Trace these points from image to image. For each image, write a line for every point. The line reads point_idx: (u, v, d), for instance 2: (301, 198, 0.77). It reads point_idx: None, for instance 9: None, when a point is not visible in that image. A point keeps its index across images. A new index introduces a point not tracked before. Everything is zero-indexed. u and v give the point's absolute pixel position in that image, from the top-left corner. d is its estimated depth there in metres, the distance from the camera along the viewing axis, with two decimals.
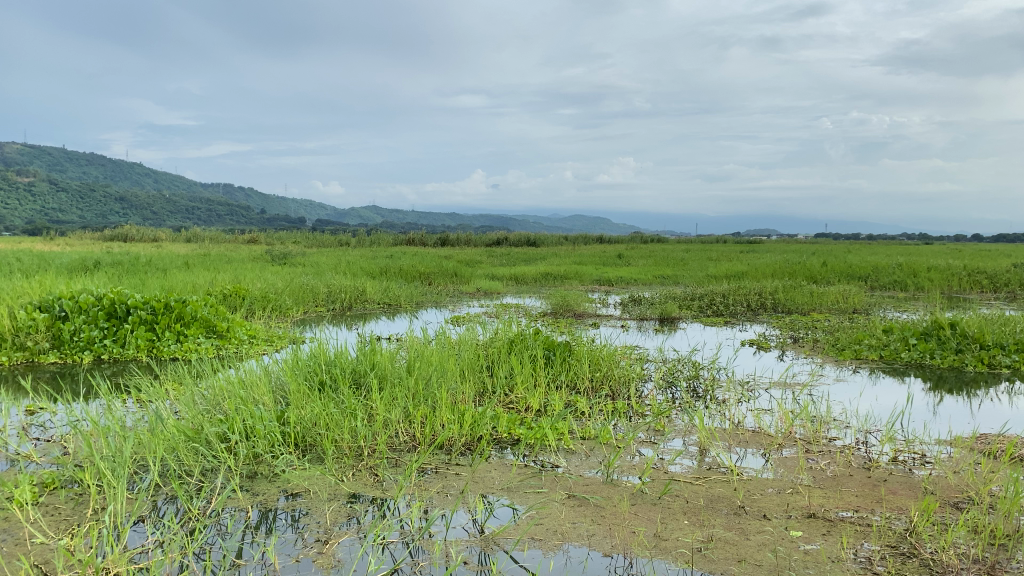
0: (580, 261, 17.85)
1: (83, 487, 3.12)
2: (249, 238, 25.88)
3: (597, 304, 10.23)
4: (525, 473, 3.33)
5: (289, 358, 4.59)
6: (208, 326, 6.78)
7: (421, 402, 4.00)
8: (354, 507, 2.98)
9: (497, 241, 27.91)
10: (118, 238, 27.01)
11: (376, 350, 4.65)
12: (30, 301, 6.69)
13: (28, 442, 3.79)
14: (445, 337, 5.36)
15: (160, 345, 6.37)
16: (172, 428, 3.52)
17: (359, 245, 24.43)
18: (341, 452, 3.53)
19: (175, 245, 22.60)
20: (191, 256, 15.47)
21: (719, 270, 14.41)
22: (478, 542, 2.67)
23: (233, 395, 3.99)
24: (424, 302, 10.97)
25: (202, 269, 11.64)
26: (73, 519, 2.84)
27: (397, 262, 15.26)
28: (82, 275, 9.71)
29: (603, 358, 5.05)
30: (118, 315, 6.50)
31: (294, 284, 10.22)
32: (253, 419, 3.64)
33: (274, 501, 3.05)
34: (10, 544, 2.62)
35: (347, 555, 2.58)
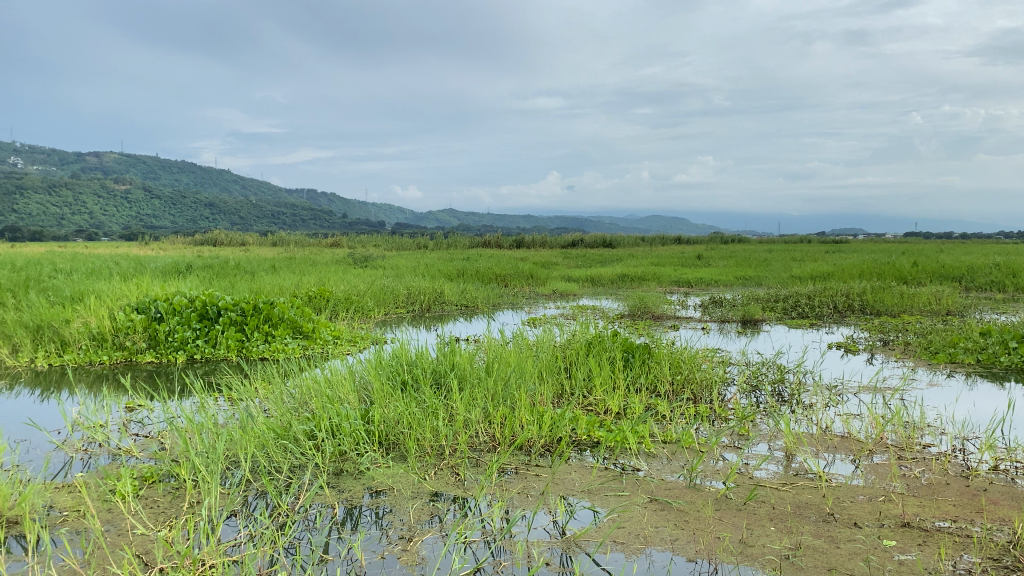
0: (659, 262, 17.63)
1: (180, 482, 3.25)
2: (330, 242, 26.58)
3: (676, 305, 10.09)
4: (606, 476, 3.31)
5: (373, 358, 4.68)
6: (294, 328, 6.99)
7: (500, 403, 4.02)
8: (437, 506, 3.02)
9: (573, 241, 27.84)
10: (207, 242, 28.09)
11: (455, 351, 4.69)
12: (129, 303, 6.99)
13: (128, 437, 3.99)
14: (524, 338, 5.38)
15: (249, 346, 6.58)
16: (262, 426, 3.64)
17: (436, 246, 24.72)
18: (423, 451, 3.58)
19: (261, 246, 23.56)
20: (275, 259, 15.97)
21: (803, 270, 14.04)
22: (559, 543, 2.67)
23: (319, 393, 4.10)
24: (501, 303, 11.04)
25: (287, 272, 11.98)
26: (171, 511, 2.96)
27: (475, 264, 15.37)
28: (177, 277, 10.14)
29: (684, 360, 4.98)
30: (210, 317, 6.74)
31: (376, 286, 10.40)
32: (339, 418, 3.74)
33: (359, 498, 3.11)
34: (113, 535, 2.75)
35: (430, 553, 2.62)
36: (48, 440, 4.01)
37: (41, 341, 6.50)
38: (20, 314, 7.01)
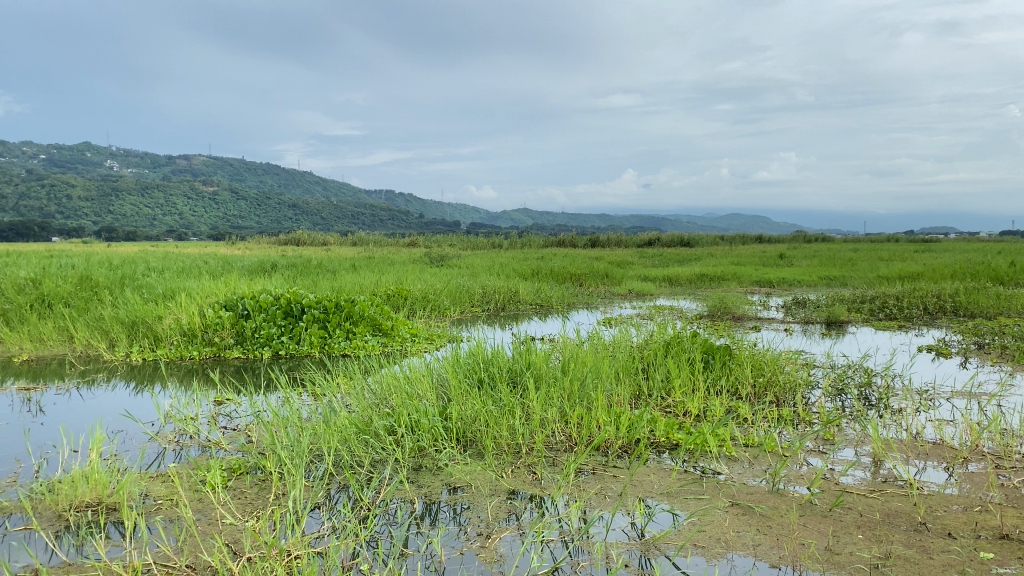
0: (738, 262, 17.27)
1: (266, 474, 3.35)
2: (407, 241, 27.04)
3: (757, 306, 9.87)
4: (685, 479, 3.26)
5: (452, 355, 4.73)
6: (374, 325, 7.12)
7: (577, 402, 4.01)
8: (514, 504, 3.03)
9: (649, 241, 27.50)
10: (289, 242, 28.92)
11: (532, 350, 4.69)
12: (217, 300, 7.26)
13: (217, 430, 4.13)
14: (601, 338, 5.35)
15: (332, 342, 6.75)
16: (344, 421, 3.73)
17: (511, 247, 24.81)
18: (500, 448, 3.59)
19: (340, 246, 24.22)
20: (355, 258, 16.32)
21: (891, 270, 13.54)
22: (638, 546, 2.64)
23: (399, 389, 4.16)
24: (576, 303, 11.01)
25: (366, 271, 12.22)
26: (258, 502, 3.05)
27: (549, 264, 15.38)
28: (262, 276, 10.47)
29: (766, 362, 4.86)
30: (294, 314, 6.94)
31: (452, 285, 10.51)
32: (418, 414, 3.79)
33: (437, 494, 3.15)
34: (204, 523, 2.85)
35: (509, 551, 2.62)
36: (143, 431, 4.20)
37: (136, 337, 6.81)
38: (117, 310, 7.36)
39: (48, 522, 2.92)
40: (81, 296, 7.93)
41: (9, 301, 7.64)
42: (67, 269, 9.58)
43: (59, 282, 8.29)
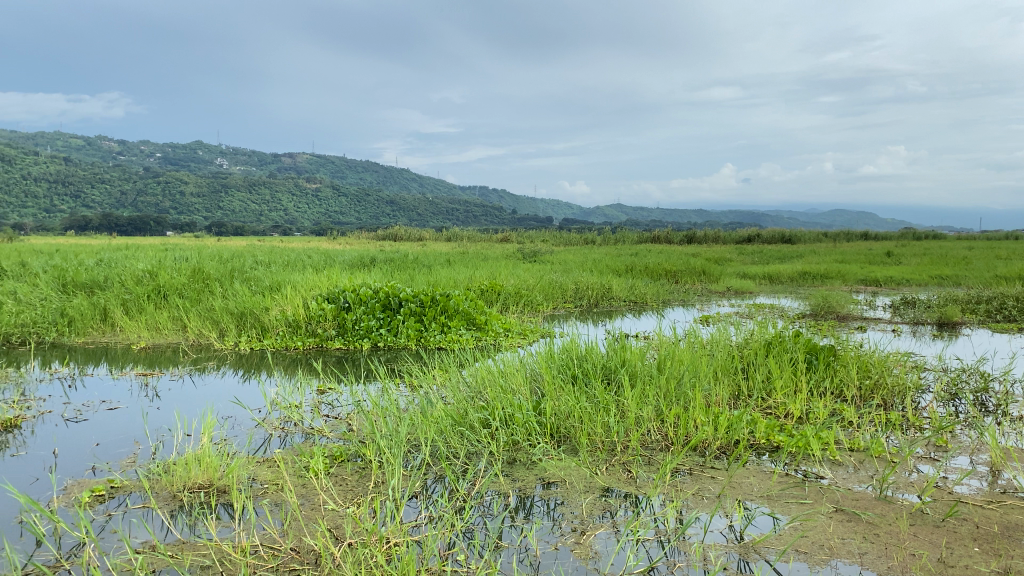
0: (843, 259, 16.65)
1: (366, 462, 3.45)
2: (500, 237, 27.27)
3: (862, 305, 9.49)
4: (787, 482, 3.16)
5: (546, 350, 4.74)
6: (469, 319, 7.20)
7: (673, 401, 3.94)
8: (609, 501, 3.01)
9: (748, 237, 26.78)
10: (387, 236, 29.63)
11: (627, 346, 4.64)
12: (320, 293, 7.49)
13: (320, 418, 4.27)
14: (697, 336, 5.26)
15: (428, 335, 6.86)
16: (441, 413, 3.79)
17: (606, 243, 24.58)
18: (594, 445, 3.57)
19: (436, 243, 24.69)
20: (450, 253, 16.57)
21: (1011, 269, 12.73)
22: (737, 548, 2.58)
23: (494, 383, 4.20)
24: (671, 300, 10.85)
25: (461, 266, 12.38)
26: (358, 490, 3.14)
27: (644, 260, 15.17)
28: (362, 270, 10.76)
29: (873, 364, 4.67)
30: (392, 307, 7.10)
31: (545, 281, 10.52)
32: (513, 408, 3.82)
33: (532, 488, 3.16)
34: (308, 508, 2.95)
35: (604, 548, 2.61)
36: (250, 417, 4.38)
37: (244, 327, 7.12)
38: (227, 301, 7.69)
39: (164, 501, 3.08)
40: (193, 287, 8.33)
41: (129, 291, 8.10)
42: (182, 262, 10.07)
43: (174, 274, 8.74)
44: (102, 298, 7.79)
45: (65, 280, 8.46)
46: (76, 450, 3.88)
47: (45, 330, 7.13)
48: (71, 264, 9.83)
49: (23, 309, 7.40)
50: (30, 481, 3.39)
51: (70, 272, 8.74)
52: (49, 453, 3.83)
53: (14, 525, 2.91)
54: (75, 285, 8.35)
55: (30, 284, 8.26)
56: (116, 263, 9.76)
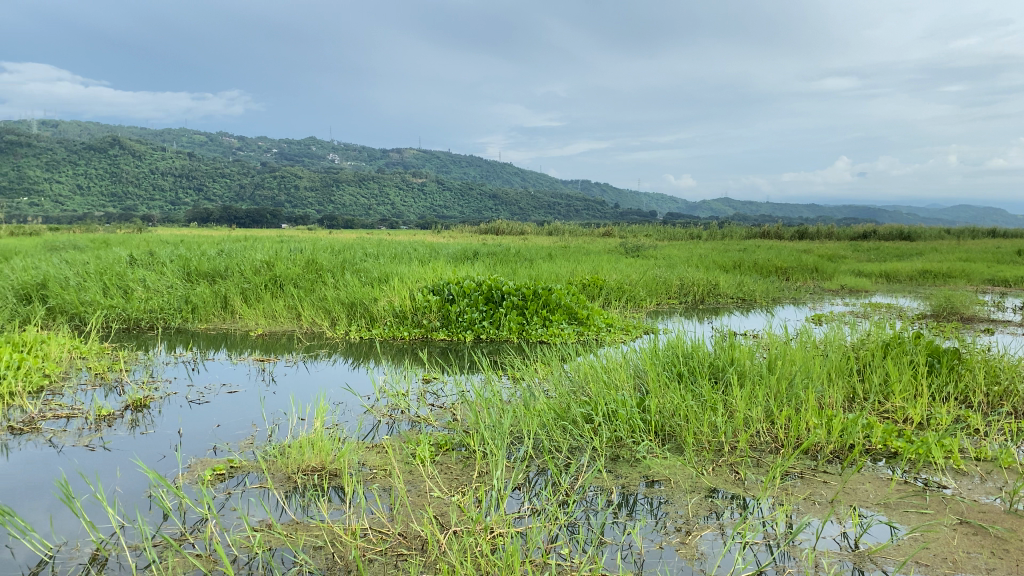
0: (971, 258, 15.67)
1: (470, 452, 3.50)
2: (603, 231, 27.10)
3: (989, 307, 8.92)
4: (905, 490, 3.02)
5: (651, 347, 4.67)
6: (571, 313, 7.11)
7: (784, 402, 3.81)
8: (714, 502, 2.95)
9: (864, 233, 25.66)
10: (491, 230, 29.90)
11: (735, 344, 4.52)
12: (426, 285, 7.63)
13: (425, 407, 4.36)
14: (809, 335, 5.07)
15: (529, 329, 6.86)
16: (544, 407, 3.81)
17: (711, 238, 24.06)
18: (701, 445, 3.50)
19: (538, 237, 24.81)
20: (553, 247, 16.63)
21: None
22: (851, 557, 2.48)
23: (597, 378, 4.16)
24: (780, 298, 10.52)
25: (564, 260, 12.36)
26: (462, 479, 3.19)
27: (753, 256, 14.74)
28: (466, 263, 10.91)
29: (1002, 369, 4.38)
30: (494, 300, 7.14)
31: (648, 275, 10.40)
32: (617, 404, 3.78)
33: (635, 485, 3.13)
34: (415, 495, 3.03)
35: (710, 549, 2.56)
36: (360, 404, 4.52)
37: (354, 316, 7.36)
38: (337, 291, 7.95)
39: (280, 482, 3.21)
40: (307, 277, 8.65)
41: (247, 280, 8.49)
42: (297, 253, 10.47)
43: (289, 264, 9.10)
44: (223, 286, 8.19)
45: (189, 268, 8.94)
46: (199, 430, 4.10)
47: (171, 316, 7.58)
48: (196, 253, 10.38)
49: (152, 295, 7.87)
50: (158, 457, 3.61)
51: (194, 261, 9.23)
52: (175, 432, 4.06)
53: (144, 498, 3.10)
54: (198, 274, 8.81)
55: (158, 272, 8.76)
56: (236, 253, 10.24)
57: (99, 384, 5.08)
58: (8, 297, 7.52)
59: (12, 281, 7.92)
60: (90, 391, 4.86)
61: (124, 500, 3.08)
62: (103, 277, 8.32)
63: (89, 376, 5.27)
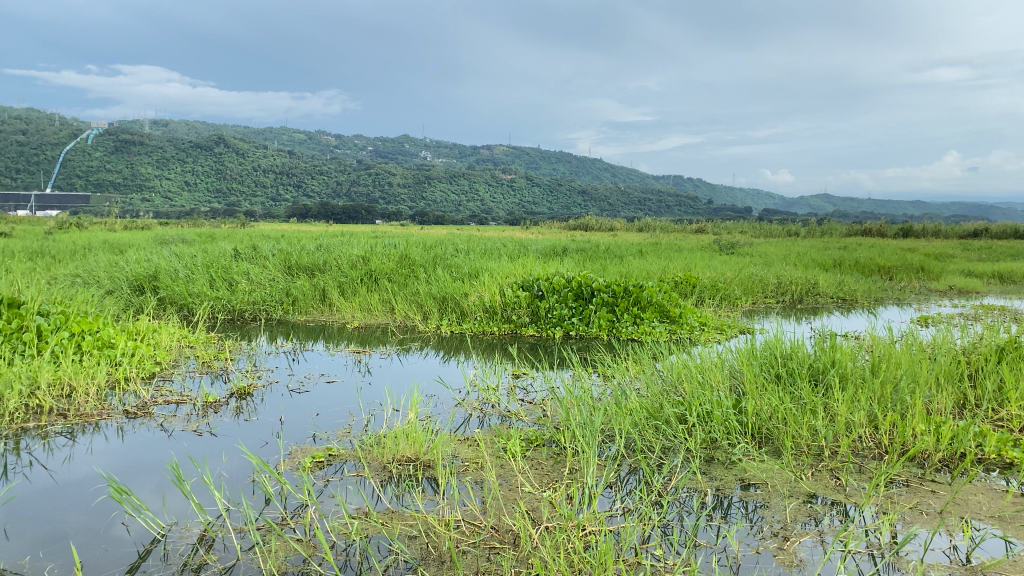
0: None
1: (561, 448, 3.50)
2: (696, 228, 26.64)
3: None
4: (1022, 504, 2.85)
5: (746, 347, 4.55)
6: (662, 311, 6.96)
7: (887, 406, 3.66)
8: (814, 508, 2.86)
9: (975, 232, 24.36)
10: (581, 227, 29.84)
11: (835, 345, 4.35)
12: (515, 280, 7.66)
13: (516, 401, 4.39)
14: (916, 338, 4.84)
15: (620, 326, 6.78)
16: (636, 405, 3.78)
17: (809, 236, 23.32)
18: (799, 449, 3.40)
19: (629, 234, 24.60)
20: (643, 244, 16.42)
21: None
22: (962, 572, 2.37)
23: (691, 377, 4.09)
24: (884, 298, 10.10)
25: (655, 257, 12.21)
26: (554, 474, 3.19)
27: (855, 255, 14.16)
28: (557, 259, 10.89)
29: None
30: (584, 297, 7.10)
31: (743, 274, 10.15)
32: (712, 404, 3.71)
33: (730, 488, 3.07)
34: (507, 489, 3.05)
35: (810, 557, 2.48)
36: (451, 397, 4.58)
37: (445, 311, 7.48)
38: (430, 286, 8.08)
39: (376, 471, 3.30)
40: (400, 272, 8.82)
41: (344, 275, 8.73)
42: (391, 248, 10.70)
43: (383, 259, 9.29)
44: (321, 280, 8.44)
45: (290, 262, 9.24)
46: (299, 418, 4.24)
47: (272, 308, 7.86)
48: (295, 248, 10.75)
49: (254, 288, 8.18)
50: (261, 444, 3.75)
51: (294, 255, 9.53)
52: (276, 419, 4.21)
53: (248, 482, 3.23)
54: (298, 267, 9.11)
55: (261, 265, 9.11)
56: (334, 248, 10.52)
57: (205, 371, 5.33)
58: (124, 288, 7.96)
59: (127, 272, 8.37)
60: (197, 378, 5.10)
61: (230, 484, 3.22)
62: (210, 270, 8.70)
63: (196, 364, 5.52)
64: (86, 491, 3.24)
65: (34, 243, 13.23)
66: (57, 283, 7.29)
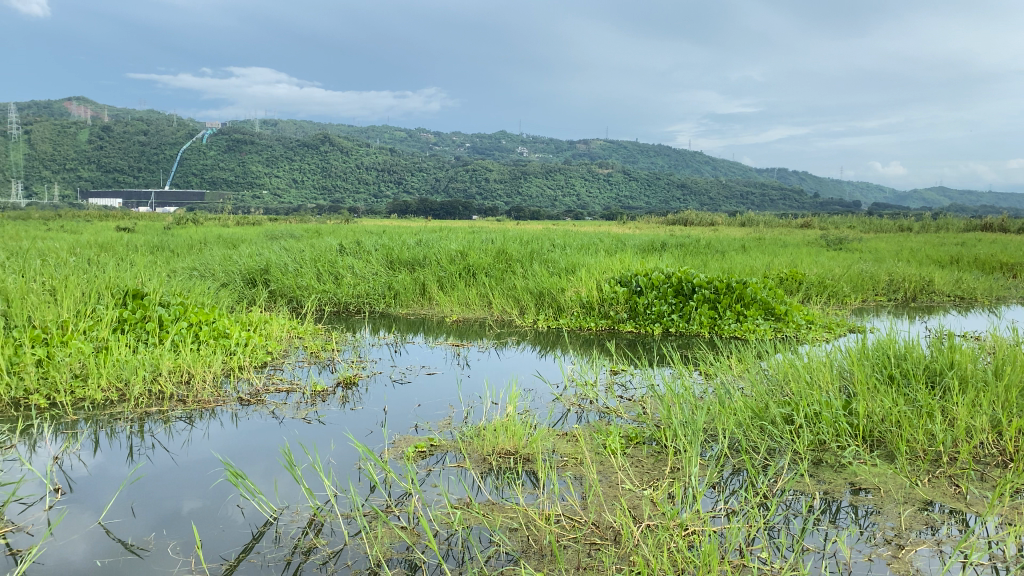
0: None
1: (662, 446, 3.46)
2: (801, 222, 25.77)
3: None
4: None
5: (856, 346, 4.38)
6: (767, 309, 6.75)
7: (1013, 410, 3.44)
8: (930, 516, 2.73)
9: None
10: (680, 221, 29.30)
11: (955, 345, 4.11)
12: (613, 276, 7.60)
13: (615, 398, 4.36)
14: None
15: (722, 324, 6.63)
16: (740, 404, 3.70)
17: (923, 231, 22.24)
18: (914, 454, 3.26)
19: (731, 228, 24.10)
20: (746, 239, 16.03)
21: None
22: None
23: (798, 376, 3.96)
24: (1006, 297, 9.50)
25: (758, 252, 11.90)
26: (655, 472, 3.16)
27: (975, 251, 13.38)
28: (655, 254, 10.75)
29: None
30: (684, 293, 6.96)
31: (853, 270, 9.75)
32: (820, 405, 3.59)
33: (840, 492, 2.97)
34: (607, 485, 3.04)
35: (927, 567, 2.37)
36: (549, 392, 4.60)
37: (542, 306, 7.52)
38: (527, 281, 8.11)
39: (476, 463, 3.34)
40: (498, 266, 8.90)
41: (443, 269, 8.87)
42: (489, 243, 10.82)
43: (481, 254, 9.40)
44: (421, 274, 8.61)
45: (392, 257, 9.47)
46: (402, 408, 4.34)
47: (375, 301, 8.09)
48: (397, 243, 11.00)
49: (358, 281, 8.43)
50: (367, 432, 3.86)
51: (395, 250, 9.75)
52: (380, 409, 4.32)
53: (355, 469, 3.34)
54: (399, 262, 9.32)
55: (364, 259, 9.37)
56: (434, 243, 10.73)
57: (313, 361, 5.53)
58: (237, 281, 8.33)
59: (240, 266, 8.76)
60: (306, 368, 5.31)
61: (338, 470, 3.33)
62: (317, 264, 9.01)
63: (305, 354, 5.74)
64: (205, 473, 3.42)
65: (156, 237, 13.92)
66: (177, 276, 7.70)
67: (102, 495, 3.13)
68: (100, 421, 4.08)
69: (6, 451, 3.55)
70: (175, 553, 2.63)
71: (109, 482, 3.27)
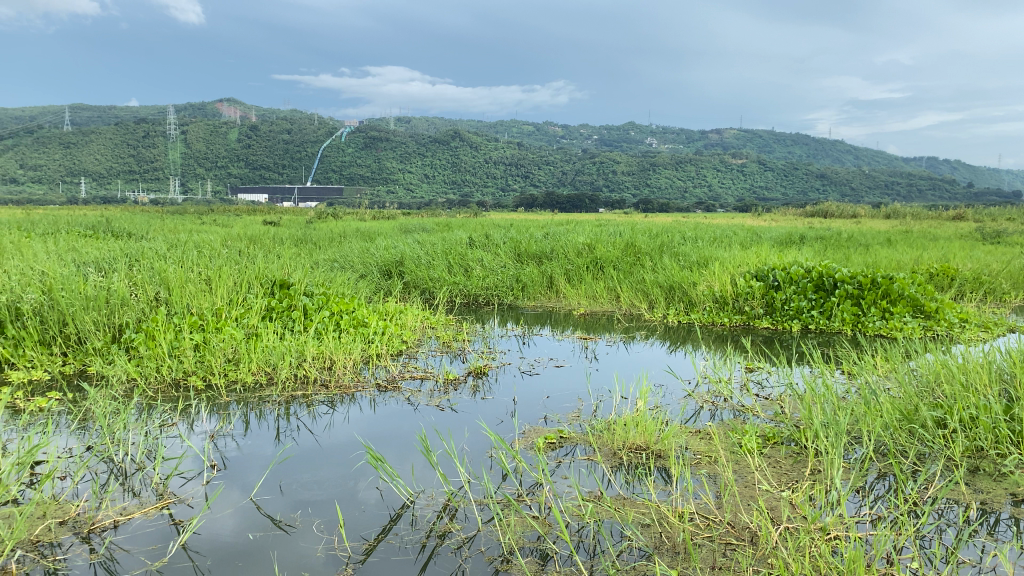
0: None
1: (801, 447, 3.34)
2: (954, 213, 24.13)
3: None
4: None
5: (1020, 347, 4.05)
6: (916, 306, 6.35)
7: None
8: None
9: None
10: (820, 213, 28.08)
11: None
12: (748, 270, 7.38)
13: (751, 396, 4.24)
14: None
15: (866, 321, 6.31)
16: (887, 405, 3.51)
17: None
18: None
19: (876, 219, 22.96)
20: (892, 232, 15.19)
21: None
22: None
23: (953, 377, 3.70)
24: None
25: (906, 246, 11.22)
26: (792, 474, 3.06)
27: None
28: (793, 248, 10.34)
29: None
30: (825, 288, 6.67)
31: (1015, 265, 9.01)
32: (978, 409, 3.35)
33: (1000, 503, 2.77)
34: (743, 485, 2.96)
35: None
36: (681, 388, 4.53)
37: (672, 300, 7.41)
38: (656, 274, 7.99)
39: (607, 457, 3.33)
40: (626, 259, 8.80)
41: (570, 262, 8.88)
42: (617, 236, 10.70)
43: (609, 247, 9.34)
44: (549, 267, 8.65)
45: (520, 250, 9.56)
46: (532, 399, 4.39)
47: (504, 294, 8.20)
48: (525, 236, 11.07)
49: (487, 274, 8.56)
50: (498, 422, 3.93)
51: (523, 243, 9.85)
52: (511, 399, 4.38)
53: (487, 457, 3.41)
54: (527, 255, 9.40)
55: (493, 252, 9.52)
56: (560, 236, 10.75)
57: (445, 350, 5.68)
58: (374, 272, 8.65)
59: (377, 258, 9.10)
60: (439, 357, 5.45)
61: (471, 457, 3.41)
62: (448, 256, 9.22)
63: (438, 343, 5.90)
64: (345, 455, 3.58)
65: (299, 230, 14.61)
66: (320, 268, 8.11)
67: (253, 473, 3.33)
68: (250, 403, 4.34)
69: (168, 427, 3.85)
70: (320, 531, 2.77)
71: (258, 460, 3.48)
